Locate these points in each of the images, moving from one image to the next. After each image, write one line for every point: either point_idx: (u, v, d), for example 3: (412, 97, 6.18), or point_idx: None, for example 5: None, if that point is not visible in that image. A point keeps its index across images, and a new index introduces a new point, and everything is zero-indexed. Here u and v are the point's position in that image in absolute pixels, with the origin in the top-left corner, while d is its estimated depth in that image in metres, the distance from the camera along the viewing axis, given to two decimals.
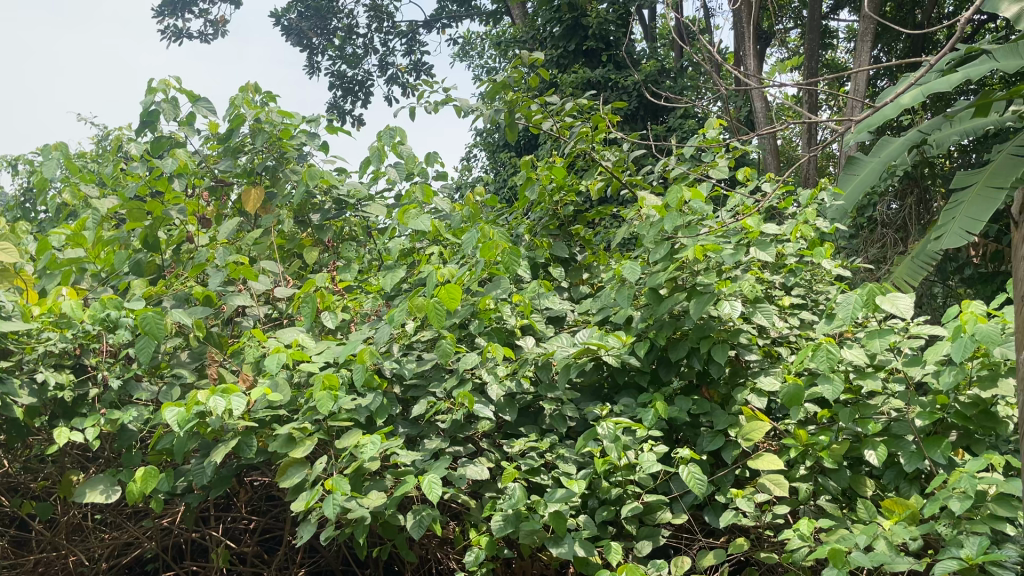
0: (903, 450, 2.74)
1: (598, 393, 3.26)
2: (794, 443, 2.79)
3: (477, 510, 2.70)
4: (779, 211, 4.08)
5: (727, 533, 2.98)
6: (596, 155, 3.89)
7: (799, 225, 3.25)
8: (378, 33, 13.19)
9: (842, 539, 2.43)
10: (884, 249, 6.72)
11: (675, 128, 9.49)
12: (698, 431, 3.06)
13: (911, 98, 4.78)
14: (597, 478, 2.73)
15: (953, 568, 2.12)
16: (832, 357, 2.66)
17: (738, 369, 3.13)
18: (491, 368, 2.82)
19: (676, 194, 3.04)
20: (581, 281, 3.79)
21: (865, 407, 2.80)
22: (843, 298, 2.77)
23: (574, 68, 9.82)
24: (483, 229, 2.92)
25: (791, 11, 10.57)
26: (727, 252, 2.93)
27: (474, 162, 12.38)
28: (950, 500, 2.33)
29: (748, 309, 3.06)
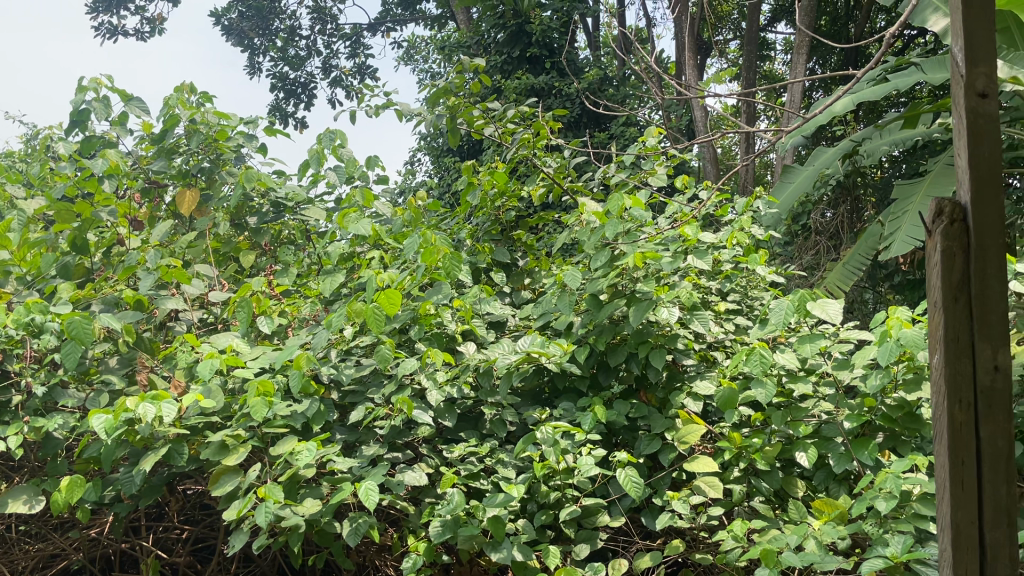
0: (832, 452, 2.81)
1: (538, 398, 3.29)
2: (728, 445, 2.84)
3: (415, 517, 2.68)
4: (716, 218, 4.16)
5: (664, 535, 3.03)
6: (537, 161, 3.90)
7: (734, 233, 3.32)
8: (321, 36, 13.06)
9: (774, 540, 2.49)
10: (817, 256, 6.90)
11: (617, 135, 9.60)
12: (636, 435, 3.10)
13: (841, 107, 4.94)
14: (536, 483, 2.74)
15: (878, 567, 2.19)
16: (765, 362, 2.73)
17: (675, 373, 3.18)
18: (431, 374, 2.81)
19: (616, 202, 3.07)
20: (522, 287, 3.80)
21: (796, 410, 2.88)
22: (776, 305, 2.84)
23: (517, 75, 9.88)
24: (424, 235, 2.91)
25: (730, 23, 10.80)
26: (665, 259, 2.99)
27: (418, 166, 12.34)
28: (876, 500, 2.40)
29: (685, 316, 3.10)
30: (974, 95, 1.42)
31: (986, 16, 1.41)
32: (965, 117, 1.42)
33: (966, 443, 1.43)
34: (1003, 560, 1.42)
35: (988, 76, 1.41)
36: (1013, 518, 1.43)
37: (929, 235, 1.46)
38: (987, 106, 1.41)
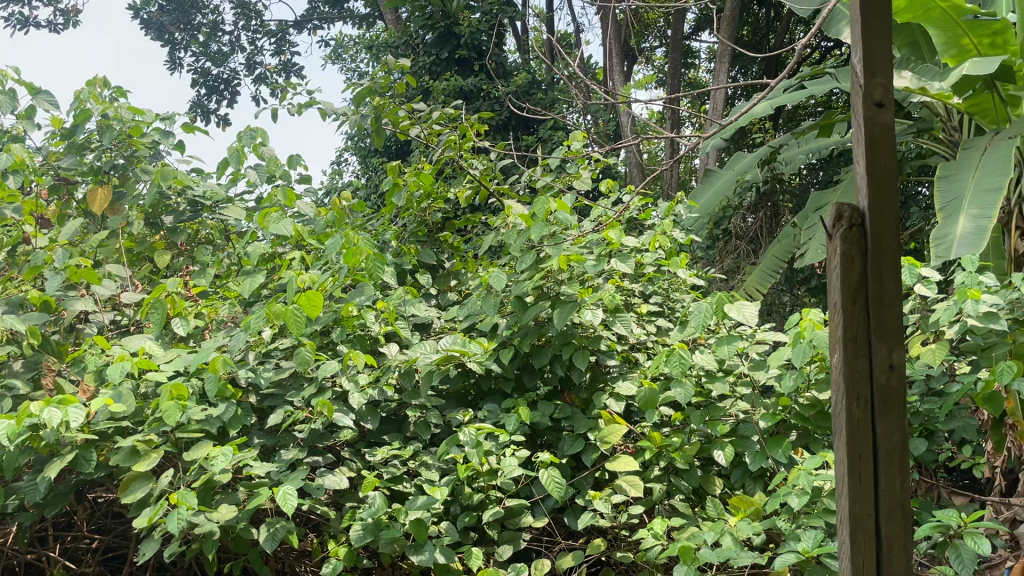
0: (748, 450, 2.88)
1: (463, 399, 3.27)
2: (649, 445, 2.90)
3: (336, 522, 2.65)
4: (639, 222, 4.23)
5: (586, 534, 3.06)
6: (463, 163, 3.88)
7: (656, 236, 3.39)
8: (245, 32, 12.78)
9: (692, 536, 2.54)
10: (738, 259, 7.06)
11: (545, 139, 9.67)
12: (559, 435, 3.13)
13: (760, 111, 5.08)
14: (460, 485, 2.73)
15: (790, 561, 2.26)
16: (684, 363, 2.79)
17: (598, 374, 3.22)
18: (352, 376, 2.77)
19: (542, 204, 3.09)
20: (448, 289, 3.78)
21: (714, 410, 2.95)
22: (695, 306, 2.90)
23: (445, 77, 9.87)
24: (347, 235, 2.89)
25: (656, 31, 11.02)
26: (589, 262, 3.03)
27: (344, 166, 12.20)
28: (789, 496, 2.48)
29: (609, 317, 3.14)
30: (871, 104, 1.48)
31: (883, 28, 1.47)
32: (864, 125, 1.47)
33: (864, 440, 1.49)
34: (897, 550, 1.49)
35: (884, 86, 1.48)
36: (907, 510, 1.50)
37: (829, 239, 1.51)
38: (883, 115, 1.48)
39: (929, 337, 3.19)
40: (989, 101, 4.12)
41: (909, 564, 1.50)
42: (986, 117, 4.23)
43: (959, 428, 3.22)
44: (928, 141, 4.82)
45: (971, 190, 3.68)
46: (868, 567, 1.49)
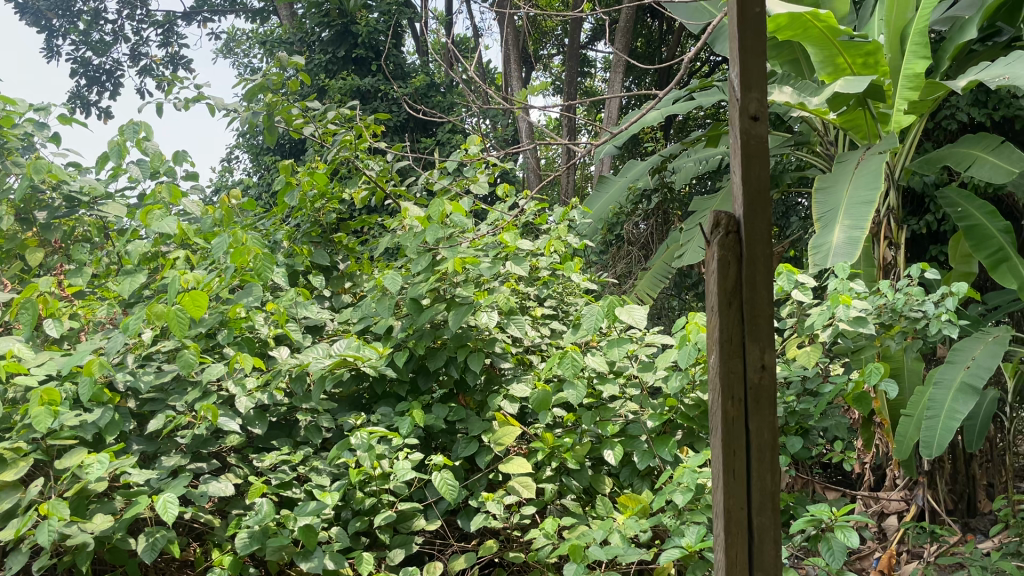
0: (636, 449, 2.96)
1: (356, 403, 3.23)
2: (542, 445, 2.93)
3: (221, 530, 2.58)
4: (535, 226, 4.27)
5: (479, 536, 3.07)
6: (359, 163, 3.82)
7: (550, 241, 3.43)
8: (129, 21, 12.21)
9: (581, 535, 2.59)
10: (630, 264, 7.25)
11: (443, 142, 9.66)
12: (453, 438, 3.13)
13: (651, 120, 5.24)
14: (351, 489, 2.69)
15: (674, 556, 2.33)
16: (576, 365, 2.84)
17: (493, 376, 3.24)
18: (239, 380, 2.69)
19: (438, 207, 3.08)
20: (342, 291, 3.72)
21: (604, 410, 3.02)
22: (587, 310, 2.97)
23: (342, 76, 9.72)
24: (234, 234, 2.81)
25: (553, 38, 11.19)
26: (484, 265, 3.03)
27: (235, 164, 11.82)
28: (674, 494, 2.56)
29: (503, 320, 3.16)
30: (747, 118, 1.56)
31: (759, 45, 1.55)
32: (740, 137, 1.55)
33: (737, 437, 1.56)
34: (767, 541, 1.57)
35: (759, 101, 1.56)
36: (777, 504, 1.58)
37: (708, 245, 1.57)
38: (757, 128, 1.55)
39: (805, 340, 3.35)
40: (862, 117, 4.38)
41: (777, 554, 1.58)
42: (859, 133, 4.49)
43: (831, 425, 3.40)
44: (806, 153, 5.06)
45: (845, 201, 3.89)
46: (741, 558, 1.56)
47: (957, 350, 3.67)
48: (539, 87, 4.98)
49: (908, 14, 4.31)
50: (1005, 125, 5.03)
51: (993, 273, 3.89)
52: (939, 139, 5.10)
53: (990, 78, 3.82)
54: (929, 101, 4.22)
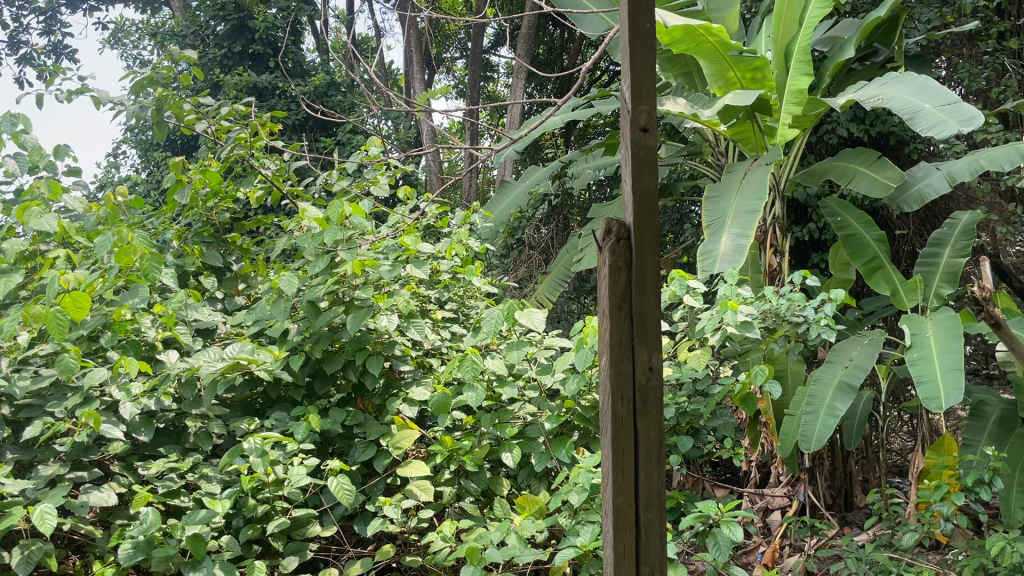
0: (534, 451, 3.00)
1: (249, 408, 3.15)
2: (440, 449, 2.92)
3: (103, 541, 2.46)
4: (436, 228, 4.26)
5: (375, 541, 3.04)
6: (254, 162, 3.71)
7: (452, 244, 3.44)
8: (6, 6, 11.50)
9: (479, 537, 2.60)
10: (530, 268, 7.31)
11: (343, 142, 9.52)
12: (350, 443, 3.08)
13: (551, 126, 5.30)
14: (243, 496, 2.62)
15: (569, 556, 2.38)
16: (476, 368, 2.86)
17: (392, 380, 3.21)
18: (123, 385, 2.58)
19: (337, 209, 3.03)
20: (235, 293, 3.62)
21: (503, 412, 3.04)
22: (487, 313, 2.99)
23: (238, 71, 9.45)
24: (119, 232, 2.69)
25: (456, 41, 11.21)
26: (384, 268, 3.00)
27: (122, 159, 11.30)
28: (570, 493, 2.61)
29: (403, 323, 3.13)
30: (637, 129, 1.62)
31: (649, 59, 1.60)
32: (630, 148, 1.60)
33: (626, 436, 1.61)
34: (653, 536, 1.63)
35: (648, 113, 1.61)
36: (663, 501, 1.64)
37: (599, 251, 1.62)
38: (647, 139, 1.61)
39: (696, 343, 3.47)
40: (750, 130, 4.58)
41: (662, 548, 1.64)
42: (747, 144, 4.68)
43: (720, 425, 3.53)
44: (699, 163, 5.24)
45: (733, 210, 4.06)
46: (628, 553, 1.61)
47: (837, 351, 3.88)
48: (442, 90, 4.96)
49: (792, 32, 4.54)
50: (881, 141, 5.35)
51: (869, 280, 4.14)
52: (822, 152, 5.38)
53: (868, 97, 4.05)
54: (812, 116, 4.44)
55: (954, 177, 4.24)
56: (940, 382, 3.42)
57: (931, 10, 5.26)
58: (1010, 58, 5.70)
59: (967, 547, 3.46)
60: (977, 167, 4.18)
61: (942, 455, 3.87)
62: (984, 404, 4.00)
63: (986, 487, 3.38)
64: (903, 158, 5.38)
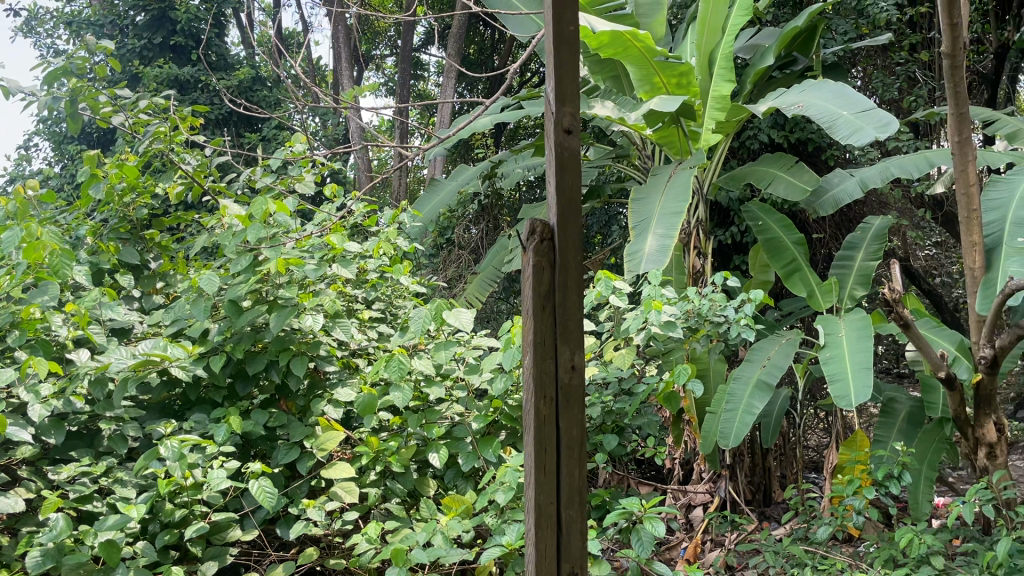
0: (461, 450, 3.00)
1: (167, 410, 3.05)
2: (366, 450, 2.89)
3: (9, 549, 2.36)
4: (364, 227, 4.21)
5: (298, 544, 2.99)
6: (174, 157, 3.60)
7: (379, 243, 3.40)
8: None
9: (404, 538, 2.58)
10: (459, 269, 7.30)
11: (269, 138, 9.34)
12: (273, 445, 3.02)
13: (481, 126, 5.29)
14: (160, 501, 2.54)
15: (495, 554, 2.38)
16: (403, 368, 2.84)
17: (317, 381, 3.15)
18: (31, 387, 2.47)
19: (261, 205, 2.98)
20: (153, 291, 3.50)
21: (430, 412, 3.02)
22: (415, 312, 2.97)
23: (158, 63, 9.17)
24: (27, 227, 2.63)
25: (386, 39, 11.13)
26: (309, 267, 2.96)
27: (33, 152, 10.84)
28: (497, 492, 2.62)
29: (328, 323, 3.08)
30: (561, 130, 1.64)
31: (574, 61, 1.62)
32: (554, 149, 1.62)
33: (548, 435, 1.63)
34: (574, 533, 1.65)
35: (572, 115, 1.63)
36: (584, 498, 1.66)
37: (524, 250, 1.63)
38: (570, 141, 1.63)
39: (621, 343, 3.52)
40: (675, 134, 4.66)
41: (584, 545, 1.66)
42: (672, 148, 4.77)
43: (644, 424, 3.60)
44: (627, 166, 5.31)
45: (658, 211, 4.14)
46: (549, 552, 1.63)
47: (756, 351, 3.99)
48: (370, 87, 4.90)
49: (716, 40, 4.65)
50: (800, 147, 5.52)
51: (786, 282, 4.26)
52: (744, 157, 5.52)
53: (788, 105, 4.17)
54: (734, 122, 4.56)
55: (867, 183, 4.41)
56: (851, 380, 3.56)
57: (847, 22, 5.46)
58: (919, 70, 5.97)
59: (877, 539, 3.60)
60: (888, 174, 4.36)
61: (854, 451, 4.01)
62: (893, 402, 4.14)
63: (896, 481, 3.52)
64: (820, 164, 5.57)
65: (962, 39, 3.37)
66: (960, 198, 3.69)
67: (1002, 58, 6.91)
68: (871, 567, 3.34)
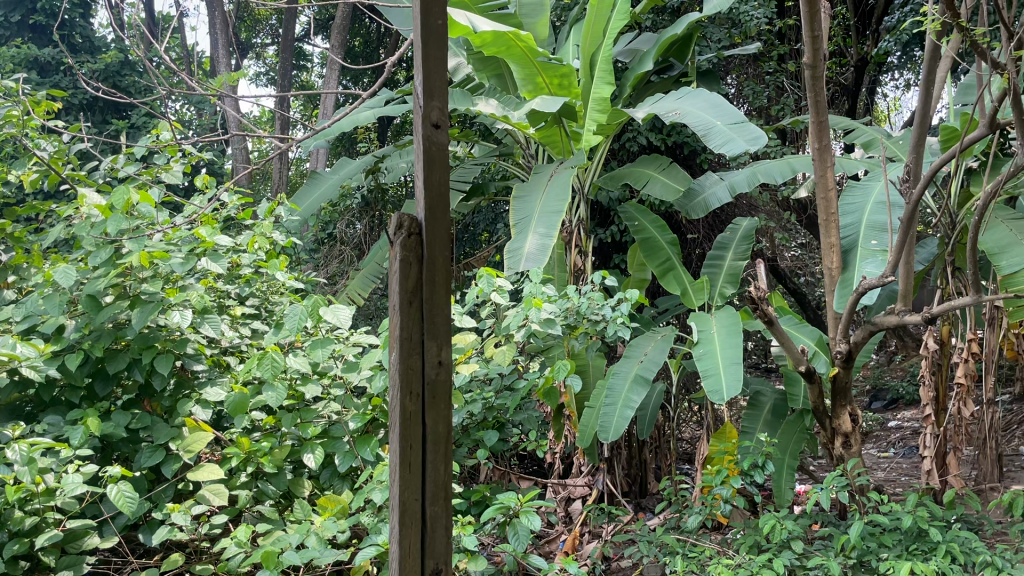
0: (338, 450, 2.94)
1: (18, 412, 2.86)
2: (236, 451, 2.78)
3: None
4: (237, 220, 4.06)
5: (163, 550, 2.86)
6: (27, 143, 3.37)
7: (254, 237, 3.30)
8: None
9: (276, 541, 2.51)
10: (342, 264, 7.17)
11: (139, 126, 8.90)
12: (136, 447, 2.87)
13: (363, 118, 5.19)
14: (8, 509, 2.37)
15: (371, 554, 2.35)
16: (276, 367, 2.77)
17: (184, 380, 3.02)
18: None
19: (122, 195, 2.83)
20: (3, 285, 3.27)
21: (305, 412, 2.94)
22: (290, 309, 2.90)
23: (14, 42, 8.58)
24: None
25: (267, 27, 10.84)
26: (175, 261, 2.83)
27: None
28: (373, 491, 2.58)
29: (196, 319, 2.95)
30: (429, 124, 1.63)
31: (443, 55, 1.62)
32: (423, 143, 1.61)
33: (414, 431, 1.63)
34: (438, 531, 1.66)
35: (440, 109, 1.63)
36: (448, 495, 1.68)
37: (391, 245, 1.62)
38: (438, 135, 1.64)
39: (501, 339, 3.53)
40: (557, 134, 4.74)
41: (447, 542, 1.68)
42: (554, 148, 4.85)
43: (524, 420, 3.64)
44: (510, 164, 5.35)
45: (539, 209, 4.19)
46: (413, 550, 1.63)
47: (633, 347, 4.10)
48: (236, 76, 4.67)
49: (597, 43, 4.75)
50: (676, 150, 5.72)
51: (662, 280, 4.39)
52: (624, 158, 5.67)
53: (664, 112, 4.32)
54: (614, 124, 4.67)
55: (736, 186, 4.61)
56: (722, 375, 3.71)
57: (721, 31, 5.70)
58: (787, 80, 6.29)
59: (744, 526, 3.76)
60: (756, 179, 4.58)
61: (723, 442, 4.09)
62: (759, 395, 4.36)
63: (760, 471, 3.69)
64: (695, 167, 5.78)
65: (823, 50, 3.55)
66: (820, 201, 3.88)
67: (861, 70, 7.42)
68: (737, 553, 3.49)
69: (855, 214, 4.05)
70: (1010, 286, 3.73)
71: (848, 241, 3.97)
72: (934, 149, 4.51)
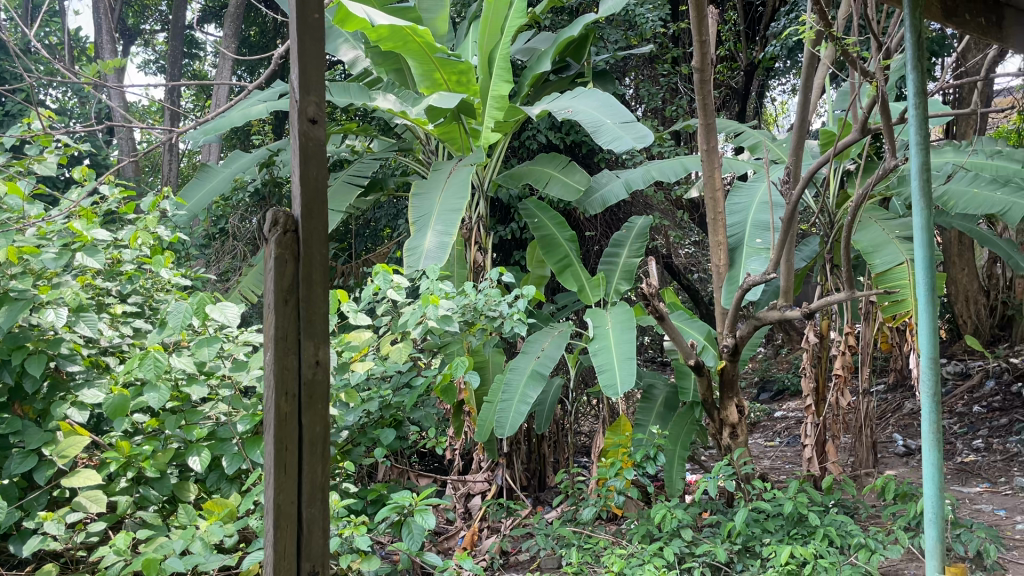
0: (225, 452, 2.86)
1: None
2: (115, 455, 2.66)
3: None
4: (119, 214, 3.89)
5: (35, 560, 2.71)
6: None
7: (137, 232, 3.18)
8: None
9: (158, 547, 2.43)
10: (234, 260, 6.95)
11: (15, 113, 8.41)
12: (6, 453, 2.71)
13: (256, 111, 5.02)
14: None
15: (258, 559, 2.30)
16: (159, 366, 2.66)
17: (58, 382, 2.87)
18: None
19: None
20: None
21: (190, 414, 2.85)
22: (173, 307, 2.79)
23: None
24: None
25: (156, 13, 10.43)
26: (48, 256, 2.69)
27: None
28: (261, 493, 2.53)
29: (71, 317, 2.82)
30: (306, 119, 1.71)
31: (318, 56, 1.71)
32: (299, 139, 1.69)
33: (289, 429, 1.70)
34: (313, 531, 1.74)
35: (316, 106, 1.72)
36: (323, 496, 1.76)
37: (265, 242, 1.69)
38: (315, 131, 1.72)
39: (397, 336, 3.51)
40: (456, 130, 4.74)
41: (323, 544, 1.76)
42: (453, 144, 4.85)
43: (421, 417, 3.62)
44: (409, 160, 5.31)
45: (436, 207, 4.18)
46: (288, 552, 1.70)
47: (530, 343, 4.14)
48: (117, 64, 4.45)
49: (495, 40, 4.76)
50: (574, 149, 5.80)
51: (560, 277, 4.47)
52: (523, 156, 5.72)
53: (559, 110, 4.38)
54: (512, 122, 4.71)
55: (631, 185, 4.72)
56: (616, 370, 3.79)
57: (617, 32, 5.81)
58: (681, 83, 6.47)
59: (637, 516, 3.86)
60: (650, 178, 4.69)
61: (618, 435, 4.23)
62: (652, 389, 4.48)
63: (651, 462, 3.80)
64: (592, 166, 5.89)
65: (710, 54, 3.68)
66: (708, 201, 4.01)
67: (751, 74, 7.63)
68: (629, 542, 3.58)
69: (741, 214, 4.21)
70: (883, 282, 3.95)
71: (735, 240, 4.11)
72: (814, 151, 4.73)
